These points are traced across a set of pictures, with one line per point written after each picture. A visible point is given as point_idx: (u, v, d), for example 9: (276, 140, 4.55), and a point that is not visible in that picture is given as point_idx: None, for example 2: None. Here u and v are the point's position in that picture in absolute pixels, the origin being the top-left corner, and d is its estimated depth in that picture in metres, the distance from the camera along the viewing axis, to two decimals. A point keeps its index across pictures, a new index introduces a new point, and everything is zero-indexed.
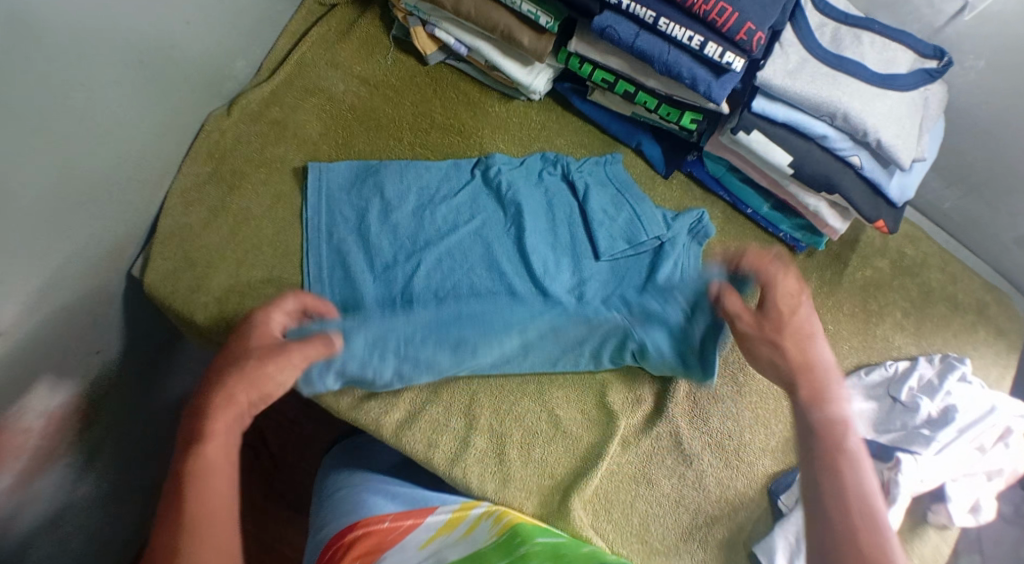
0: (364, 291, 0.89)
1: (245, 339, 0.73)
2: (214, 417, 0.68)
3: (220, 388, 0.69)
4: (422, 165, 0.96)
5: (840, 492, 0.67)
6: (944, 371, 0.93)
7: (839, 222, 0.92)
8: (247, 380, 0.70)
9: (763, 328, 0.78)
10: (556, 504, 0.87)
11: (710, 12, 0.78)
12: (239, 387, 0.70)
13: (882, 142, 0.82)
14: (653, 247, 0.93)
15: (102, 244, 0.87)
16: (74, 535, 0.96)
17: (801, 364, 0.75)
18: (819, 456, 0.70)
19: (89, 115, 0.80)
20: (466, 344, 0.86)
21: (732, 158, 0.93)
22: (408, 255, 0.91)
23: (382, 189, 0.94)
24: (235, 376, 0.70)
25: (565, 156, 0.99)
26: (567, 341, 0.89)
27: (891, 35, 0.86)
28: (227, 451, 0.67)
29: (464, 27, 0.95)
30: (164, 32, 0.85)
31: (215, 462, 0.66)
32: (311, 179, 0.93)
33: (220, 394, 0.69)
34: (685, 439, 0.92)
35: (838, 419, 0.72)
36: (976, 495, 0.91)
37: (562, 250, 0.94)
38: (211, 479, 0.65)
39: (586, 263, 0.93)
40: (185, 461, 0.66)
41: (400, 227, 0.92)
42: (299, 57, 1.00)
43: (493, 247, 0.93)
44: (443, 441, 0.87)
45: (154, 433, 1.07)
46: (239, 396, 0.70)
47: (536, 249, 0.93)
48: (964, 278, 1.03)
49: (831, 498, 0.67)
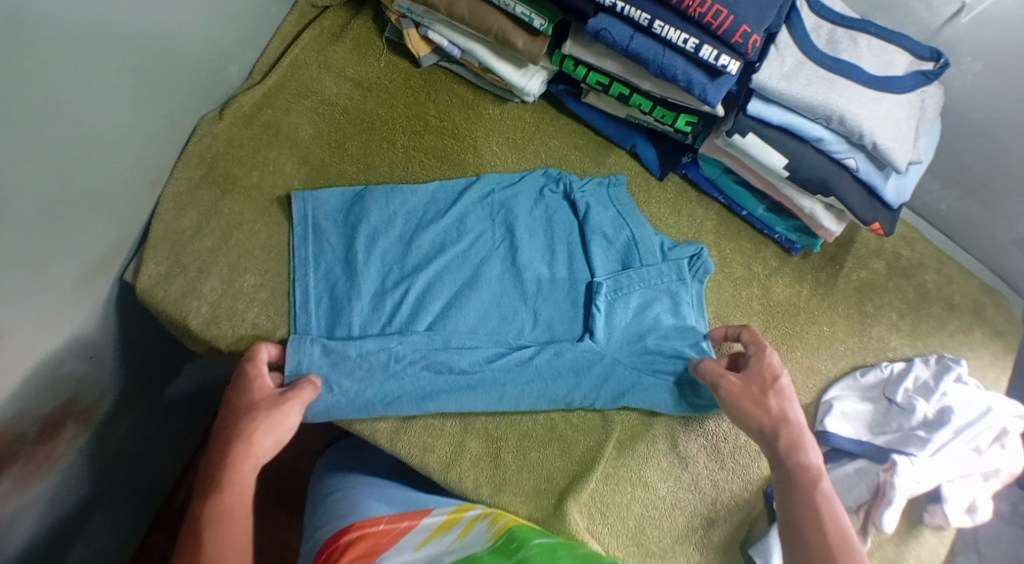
0: (352, 320, 0.87)
1: (247, 390, 0.78)
2: (233, 466, 0.72)
3: (235, 433, 0.74)
4: (408, 189, 0.94)
5: (821, 534, 0.71)
6: (939, 373, 0.93)
7: (834, 224, 0.92)
8: (264, 428, 0.75)
9: (749, 385, 0.81)
10: (552, 509, 0.87)
11: (705, 14, 0.78)
12: (255, 431, 0.74)
13: (879, 144, 0.81)
14: (651, 276, 0.91)
15: (95, 248, 0.87)
16: (69, 539, 0.96)
17: (780, 418, 0.79)
18: (798, 503, 0.74)
19: (80, 120, 0.79)
20: (456, 380, 0.86)
21: (728, 160, 0.92)
22: (397, 281, 0.90)
23: (368, 214, 0.92)
24: (253, 426, 0.74)
25: (564, 173, 0.98)
26: (560, 389, 0.88)
27: (889, 37, 0.85)
28: (242, 499, 0.71)
29: (457, 29, 0.94)
30: (155, 37, 0.84)
31: (230, 508, 0.70)
32: (296, 208, 0.91)
33: (237, 441, 0.73)
34: (681, 441, 0.92)
35: (808, 464, 0.76)
36: (972, 496, 0.91)
37: (559, 287, 0.92)
38: (226, 525, 0.69)
39: (585, 316, 0.91)
40: (202, 508, 0.70)
41: (386, 253, 0.91)
42: (292, 59, 0.99)
43: (484, 282, 0.92)
44: (438, 445, 0.88)
45: (148, 437, 1.06)
46: (256, 442, 0.74)
47: (527, 283, 0.92)
48: (960, 279, 1.02)
49: (818, 549, 0.70)
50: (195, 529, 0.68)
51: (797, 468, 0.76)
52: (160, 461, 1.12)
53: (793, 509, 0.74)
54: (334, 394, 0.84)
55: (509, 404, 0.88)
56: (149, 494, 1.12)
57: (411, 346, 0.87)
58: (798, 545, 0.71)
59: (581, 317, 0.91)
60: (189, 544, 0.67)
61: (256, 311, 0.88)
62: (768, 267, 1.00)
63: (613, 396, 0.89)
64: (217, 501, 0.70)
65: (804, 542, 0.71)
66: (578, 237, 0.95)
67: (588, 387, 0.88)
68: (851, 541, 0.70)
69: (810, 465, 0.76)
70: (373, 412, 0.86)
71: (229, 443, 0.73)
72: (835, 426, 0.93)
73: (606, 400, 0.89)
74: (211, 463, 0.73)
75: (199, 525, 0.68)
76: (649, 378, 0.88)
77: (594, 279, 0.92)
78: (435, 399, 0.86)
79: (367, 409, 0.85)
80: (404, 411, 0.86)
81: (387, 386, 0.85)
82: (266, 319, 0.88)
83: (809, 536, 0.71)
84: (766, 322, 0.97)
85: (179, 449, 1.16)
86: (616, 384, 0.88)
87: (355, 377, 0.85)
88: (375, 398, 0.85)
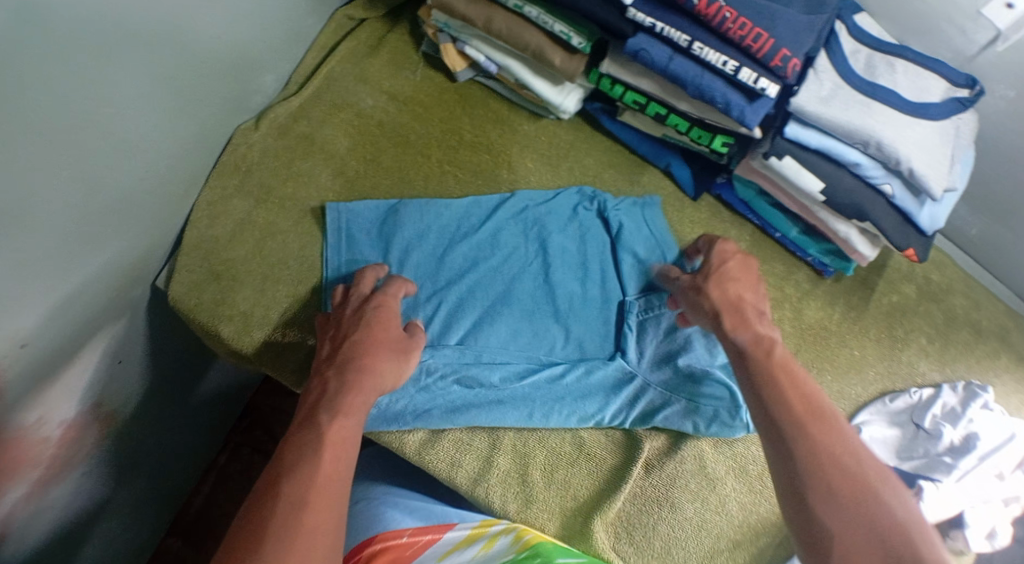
0: None
1: (378, 322, 0.81)
2: (355, 393, 0.75)
3: (363, 367, 0.77)
4: (441, 204, 0.94)
5: (788, 404, 0.74)
6: (967, 399, 0.93)
7: (868, 249, 0.91)
8: (390, 365, 0.79)
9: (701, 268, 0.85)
10: (579, 526, 0.86)
11: (745, 37, 0.77)
12: (382, 367, 0.78)
13: (915, 171, 0.81)
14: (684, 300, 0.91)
15: (129, 255, 0.87)
16: (87, 542, 0.96)
17: (734, 302, 0.82)
18: (761, 377, 0.77)
19: (118, 127, 0.79)
20: (485, 395, 0.88)
21: (762, 182, 0.92)
22: (429, 295, 0.90)
23: (400, 228, 0.92)
24: (383, 360, 0.79)
25: (598, 193, 0.98)
26: (590, 407, 0.88)
27: (924, 62, 0.85)
28: (353, 430, 0.73)
29: (494, 44, 0.94)
30: (193, 48, 0.83)
31: (339, 436, 0.72)
32: (330, 219, 0.92)
33: (364, 371, 0.77)
34: (710, 463, 0.91)
35: (759, 336, 0.80)
36: (994, 522, 0.90)
37: (591, 305, 0.93)
38: (336, 453, 0.70)
39: (616, 335, 0.92)
40: (322, 423, 0.72)
41: (419, 267, 0.92)
42: (328, 72, 0.99)
43: (517, 298, 0.92)
44: (466, 461, 0.87)
45: (169, 443, 1.06)
46: (380, 377, 0.78)
47: (558, 301, 0.93)
48: (988, 304, 1.02)
49: (785, 419, 0.73)
50: (311, 435, 0.71)
51: (757, 340, 0.79)
52: (181, 466, 1.12)
53: (758, 382, 0.77)
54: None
55: (539, 422, 0.87)
56: (168, 499, 1.12)
57: (441, 359, 0.88)
58: (765, 420, 0.74)
59: (611, 337, 0.92)
60: (300, 448, 0.70)
61: (287, 322, 0.88)
62: (799, 289, 1.00)
63: (642, 416, 0.89)
64: (339, 423, 0.72)
65: (770, 416, 0.74)
66: (614, 256, 0.95)
67: (617, 406, 0.89)
68: (819, 404, 0.74)
69: (764, 336, 0.79)
70: (402, 425, 0.86)
71: (355, 370, 0.77)
72: None
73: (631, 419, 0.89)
74: (336, 376, 0.77)
75: (315, 436, 0.71)
76: (678, 402, 0.88)
77: (625, 298, 0.93)
78: (465, 416, 0.86)
79: (394, 424, 0.86)
80: (434, 424, 0.86)
81: (417, 398, 0.87)
82: (297, 331, 0.88)
83: (775, 408, 0.74)
84: (796, 344, 0.97)
85: (199, 454, 1.15)
86: (644, 403, 0.89)
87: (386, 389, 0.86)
88: (406, 410, 0.86)
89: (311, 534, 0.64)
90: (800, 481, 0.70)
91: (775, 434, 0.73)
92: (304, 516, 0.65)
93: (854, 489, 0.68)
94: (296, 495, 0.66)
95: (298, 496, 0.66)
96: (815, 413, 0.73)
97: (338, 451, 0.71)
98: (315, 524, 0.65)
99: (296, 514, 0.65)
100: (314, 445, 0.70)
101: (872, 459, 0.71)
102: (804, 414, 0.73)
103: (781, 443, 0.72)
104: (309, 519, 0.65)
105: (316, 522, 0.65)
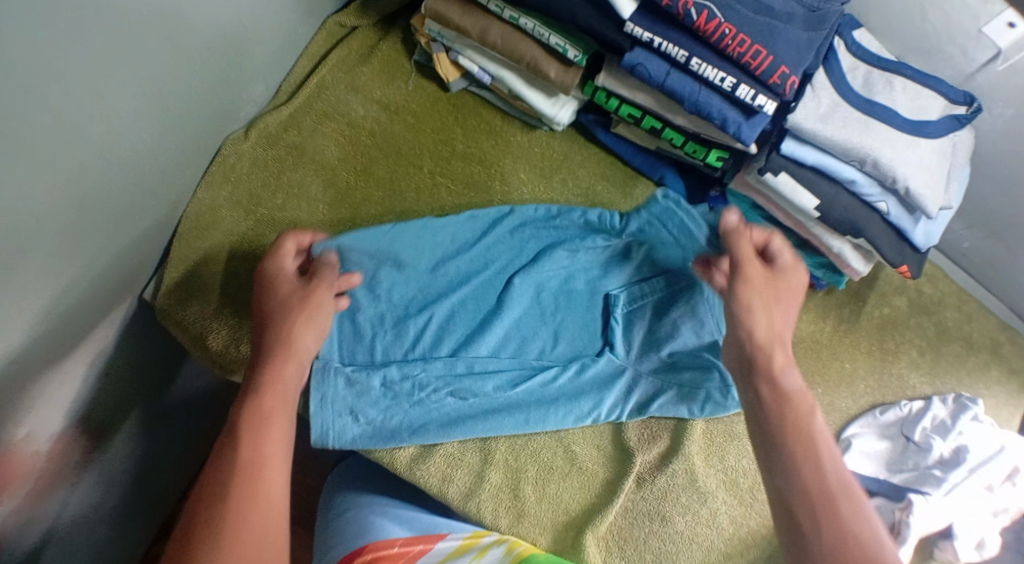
0: (376, 345, 0.88)
1: (274, 289, 0.79)
2: (278, 362, 0.75)
3: (277, 337, 0.76)
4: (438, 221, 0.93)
5: (817, 477, 0.68)
6: (957, 412, 0.94)
7: (862, 265, 0.91)
8: (316, 328, 0.79)
9: (766, 288, 0.79)
10: (571, 541, 0.86)
11: (744, 54, 0.77)
12: (297, 330, 0.77)
13: (911, 190, 0.81)
14: (680, 281, 0.91)
15: (116, 269, 0.86)
16: (77, 553, 0.95)
17: (780, 334, 0.77)
18: (783, 435, 0.71)
19: (106, 140, 0.77)
20: (480, 404, 0.88)
21: (756, 197, 0.91)
22: (420, 308, 0.90)
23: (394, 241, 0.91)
24: (301, 325, 0.78)
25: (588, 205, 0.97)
26: (586, 405, 0.89)
27: (924, 81, 0.84)
28: (285, 392, 0.74)
29: (488, 55, 0.93)
30: (181, 60, 0.82)
31: (271, 410, 0.72)
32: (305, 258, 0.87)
33: (282, 337, 0.76)
34: (701, 476, 0.90)
35: (797, 390, 0.74)
36: (982, 533, 0.91)
37: (577, 300, 0.94)
38: (271, 425, 0.71)
39: (603, 329, 0.93)
40: (251, 397, 0.72)
41: (412, 280, 0.91)
42: (319, 80, 0.98)
43: (508, 305, 0.91)
44: (458, 476, 0.86)
45: (159, 451, 1.05)
46: (299, 339, 0.77)
47: (548, 306, 0.93)
48: (979, 318, 1.02)
49: (807, 489, 0.67)
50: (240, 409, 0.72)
51: (781, 395, 0.73)
52: (171, 474, 1.11)
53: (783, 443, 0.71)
54: (360, 423, 0.85)
55: (537, 426, 0.88)
56: (157, 506, 1.11)
57: (435, 371, 0.88)
58: (790, 483, 0.68)
59: (599, 333, 0.93)
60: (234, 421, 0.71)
61: None
62: None
63: (638, 407, 0.90)
64: (268, 393, 0.73)
65: (795, 480, 0.68)
66: (602, 246, 0.95)
67: (610, 402, 0.89)
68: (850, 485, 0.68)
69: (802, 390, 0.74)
70: (398, 442, 0.85)
71: (273, 338, 0.76)
72: (854, 464, 0.93)
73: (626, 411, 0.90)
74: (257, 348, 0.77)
75: (244, 411, 0.71)
76: (669, 391, 0.90)
77: (610, 290, 0.94)
78: (453, 429, 0.86)
79: (387, 441, 0.85)
80: (430, 439, 0.85)
81: (412, 413, 0.86)
82: None
83: (797, 473, 0.68)
84: None
85: (187, 461, 1.15)
86: (633, 393, 0.90)
87: (379, 406, 0.86)
88: (401, 425, 0.86)
89: (264, 498, 0.66)
90: (781, 493, 0.68)
91: (794, 504, 0.67)
92: (251, 489, 0.66)
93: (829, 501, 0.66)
94: (239, 475, 0.66)
95: (233, 484, 0.66)
96: (842, 491, 0.67)
97: (275, 414, 0.72)
98: (259, 508, 0.65)
99: (241, 499, 0.65)
100: (248, 416, 0.71)
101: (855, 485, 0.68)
102: (833, 491, 0.67)
103: (792, 510, 0.67)
104: (263, 487, 0.66)
105: (270, 484, 0.67)
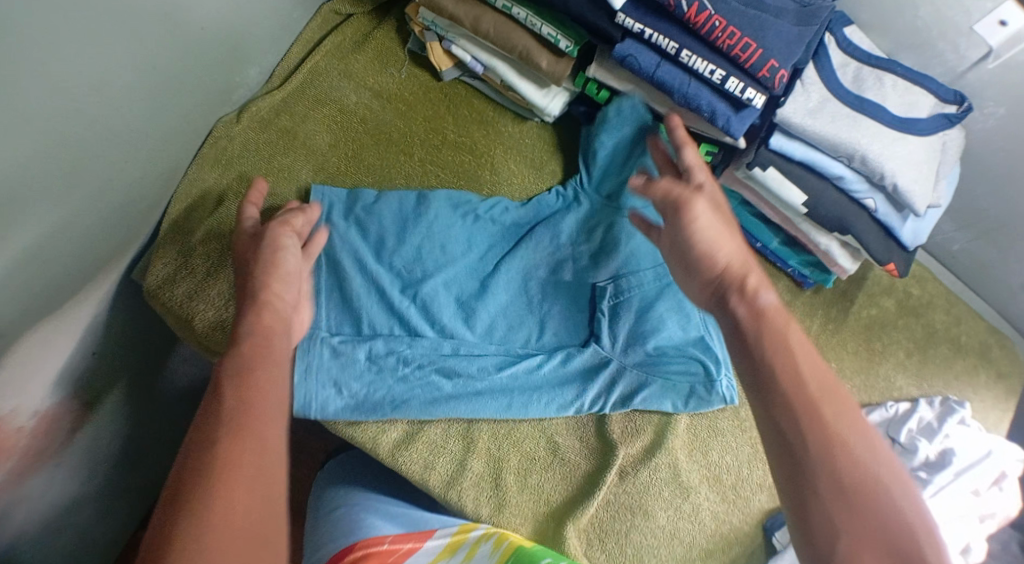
0: (363, 317, 0.87)
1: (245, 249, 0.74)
2: (247, 321, 0.66)
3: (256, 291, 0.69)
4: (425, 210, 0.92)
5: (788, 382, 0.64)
6: (944, 415, 0.93)
7: (849, 262, 0.92)
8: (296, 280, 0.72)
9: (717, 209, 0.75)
10: (551, 531, 0.86)
11: (734, 47, 0.77)
12: (271, 286, 0.69)
13: (899, 186, 0.81)
14: (665, 276, 0.91)
15: (104, 246, 0.86)
16: (59, 532, 0.95)
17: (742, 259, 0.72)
18: (754, 349, 0.67)
19: (98, 114, 0.78)
20: (464, 386, 0.87)
21: (746, 192, 0.92)
22: (405, 286, 0.90)
23: (376, 217, 0.91)
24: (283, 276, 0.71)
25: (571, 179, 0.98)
26: (568, 394, 0.89)
27: (914, 78, 0.84)
28: (263, 351, 0.64)
29: (481, 45, 0.93)
30: (174, 38, 0.82)
31: (259, 361, 0.63)
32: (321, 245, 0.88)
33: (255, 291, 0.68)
34: (684, 471, 0.90)
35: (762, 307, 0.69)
36: (967, 538, 0.91)
37: (564, 289, 0.93)
38: (260, 371, 0.62)
39: (590, 320, 0.92)
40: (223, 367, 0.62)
41: (399, 257, 0.90)
42: (312, 67, 0.99)
43: (493, 289, 0.92)
44: (438, 461, 0.86)
45: (145, 434, 1.05)
46: (274, 296, 0.69)
47: (532, 293, 0.93)
48: (969, 320, 1.02)
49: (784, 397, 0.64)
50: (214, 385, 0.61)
51: (758, 314, 0.68)
52: (156, 459, 1.10)
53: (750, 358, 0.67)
54: (343, 397, 0.84)
55: (519, 411, 0.87)
56: (142, 491, 1.11)
57: (420, 349, 0.88)
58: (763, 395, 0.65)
59: (585, 324, 0.92)
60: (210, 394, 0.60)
61: None
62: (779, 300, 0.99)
63: (621, 400, 0.89)
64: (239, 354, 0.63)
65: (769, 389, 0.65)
66: (587, 238, 0.94)
67: (593, 392, 0.89)
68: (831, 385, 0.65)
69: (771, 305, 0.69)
70: (381, 415, 0.85)
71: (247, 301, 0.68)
72: None
73: (609, 403, 0.89)
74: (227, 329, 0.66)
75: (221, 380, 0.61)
76: (653, 385, 0.89)
77: (598, 281, 0.93)
78: (433, 413, 0.86)
79: (371, 414, 0.85)
80: (413, 415, 0.86)
81: (397, 387, 0.86)
82: None
83: (777, 380, 0.65)
84: None
85: (175, 447, 1.14)
86: (618, 384, 0.89)
87: (364, 379, 0.85)
88: (385, 399, 0.85)
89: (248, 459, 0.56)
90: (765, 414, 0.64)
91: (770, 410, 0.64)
92: (232, 448, 0.56)
93: (823, 436, 0.62)
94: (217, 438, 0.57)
95: (221, 431, 0.57)
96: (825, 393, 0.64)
97: (248, 376, 0.61)
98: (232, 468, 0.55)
99: (236, 442, 0.57)
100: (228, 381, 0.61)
101: (852, 410, 0.64)
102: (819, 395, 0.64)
103: (777, 422, 0.64)
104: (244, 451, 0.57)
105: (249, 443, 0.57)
